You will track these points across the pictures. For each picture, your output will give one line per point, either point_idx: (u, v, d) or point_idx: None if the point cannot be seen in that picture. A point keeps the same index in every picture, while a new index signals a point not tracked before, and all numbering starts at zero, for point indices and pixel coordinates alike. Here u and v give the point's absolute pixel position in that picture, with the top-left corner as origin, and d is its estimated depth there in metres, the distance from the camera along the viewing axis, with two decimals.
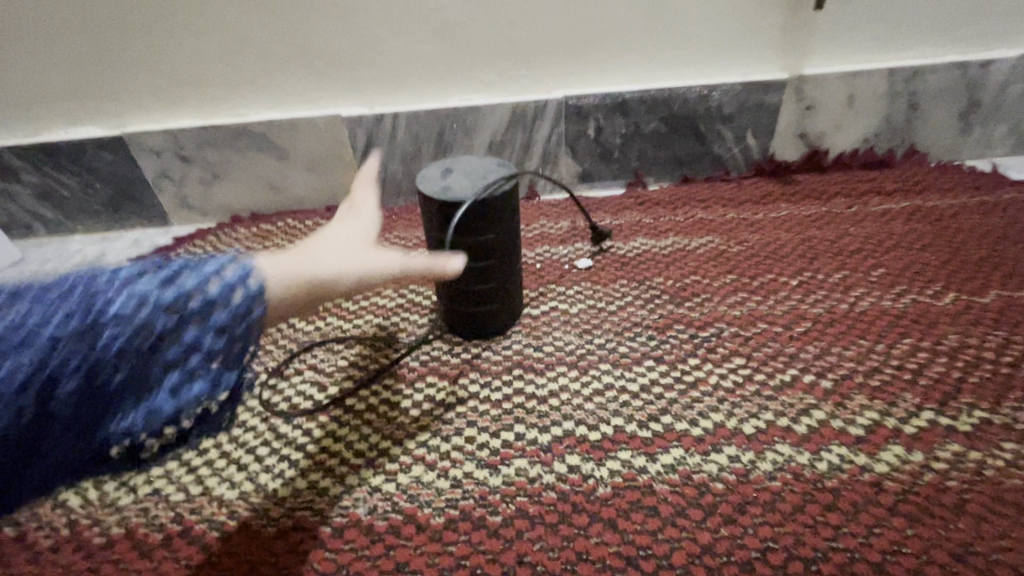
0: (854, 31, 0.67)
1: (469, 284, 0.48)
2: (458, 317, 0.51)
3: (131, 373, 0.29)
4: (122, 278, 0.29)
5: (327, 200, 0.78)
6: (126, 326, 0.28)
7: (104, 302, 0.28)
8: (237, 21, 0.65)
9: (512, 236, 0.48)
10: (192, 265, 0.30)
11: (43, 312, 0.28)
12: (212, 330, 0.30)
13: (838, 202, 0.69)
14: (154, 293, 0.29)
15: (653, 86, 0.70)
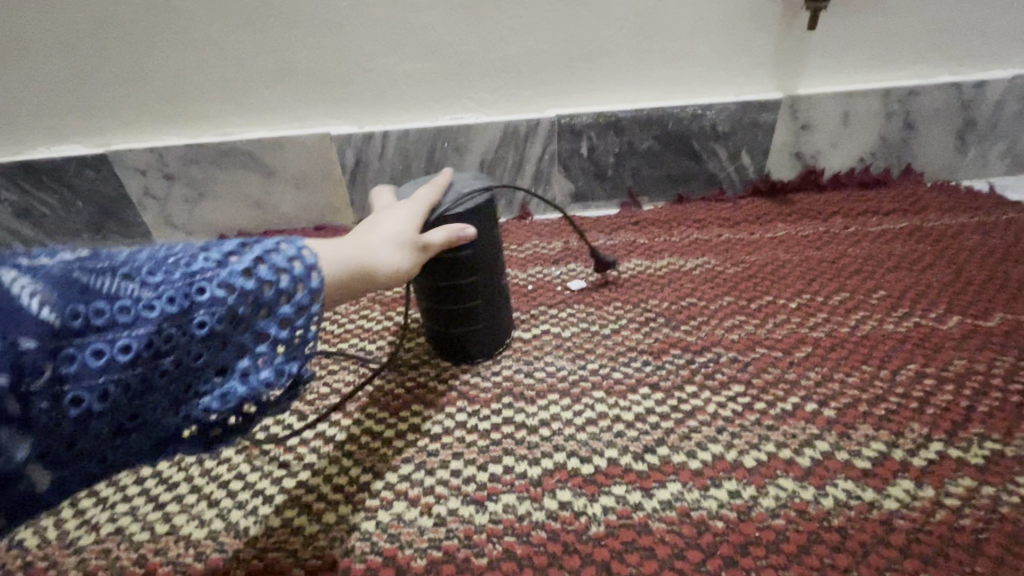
0: (846, 50, 0.67)
1: (450, 304, 0.47)
2: (443, 340, 0.49)
3: (217, 354, 0.28)
4: (212, 257, 0.29)
5: (316, 219, 0.77)
6: (218, 307, 0.27)
7: (200, 280, 0.27)
8: (225, 38, 0.64)
9: (493, 251, 0.46)
10: (278, 248, 0.30)
11: (143, 285, 0.26)
12: (289, 318, 0.30)
13: (836, 222, 0.68)
14: (245, 273, 0.29)
15: (647, 105, 0.70)
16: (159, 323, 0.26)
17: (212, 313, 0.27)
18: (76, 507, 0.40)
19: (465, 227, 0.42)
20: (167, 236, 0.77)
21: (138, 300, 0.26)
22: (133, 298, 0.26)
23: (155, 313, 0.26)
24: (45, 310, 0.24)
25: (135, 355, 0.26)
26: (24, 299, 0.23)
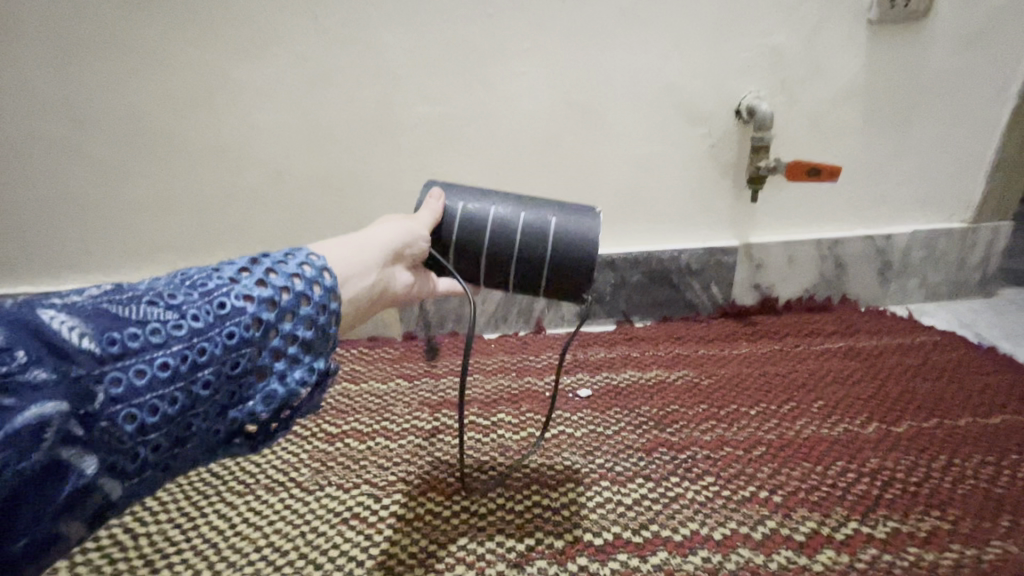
0: (786, 212, 0.88)
1: (510, 258, 0.61)
2: (560, 279, 0.61)
3: (249, 355, 0.40)
4: (223, 278, 0.41)
5: (369, 331, 0.94)
6: (245, 313, 0.39)
7: (220, 297, 0.39)
8: (318, 201, 0.83)
9: (479, 196, 0.63)
10: (281, 265, 0.43)
11: (169, 310, 0.37)
12: (307, 315, 0.43)
13: (788, 341, 0.86)
14: (261, 286, 0.41)
15: (634, 249, 0.89)
16: (197, 337, 0.37)
17: (242, 320, 0.39)
18: (213, 567, 0.53)
19: (432, 190, 0.62)
20: None
21: (169, 322, 0.36)
22: (166, 320, 0.36)
23: (185, 331, 0.37)
24: (87, 341, 0.33)
25: (175, 368, 0.36)
26: (69, 334, 0.32)
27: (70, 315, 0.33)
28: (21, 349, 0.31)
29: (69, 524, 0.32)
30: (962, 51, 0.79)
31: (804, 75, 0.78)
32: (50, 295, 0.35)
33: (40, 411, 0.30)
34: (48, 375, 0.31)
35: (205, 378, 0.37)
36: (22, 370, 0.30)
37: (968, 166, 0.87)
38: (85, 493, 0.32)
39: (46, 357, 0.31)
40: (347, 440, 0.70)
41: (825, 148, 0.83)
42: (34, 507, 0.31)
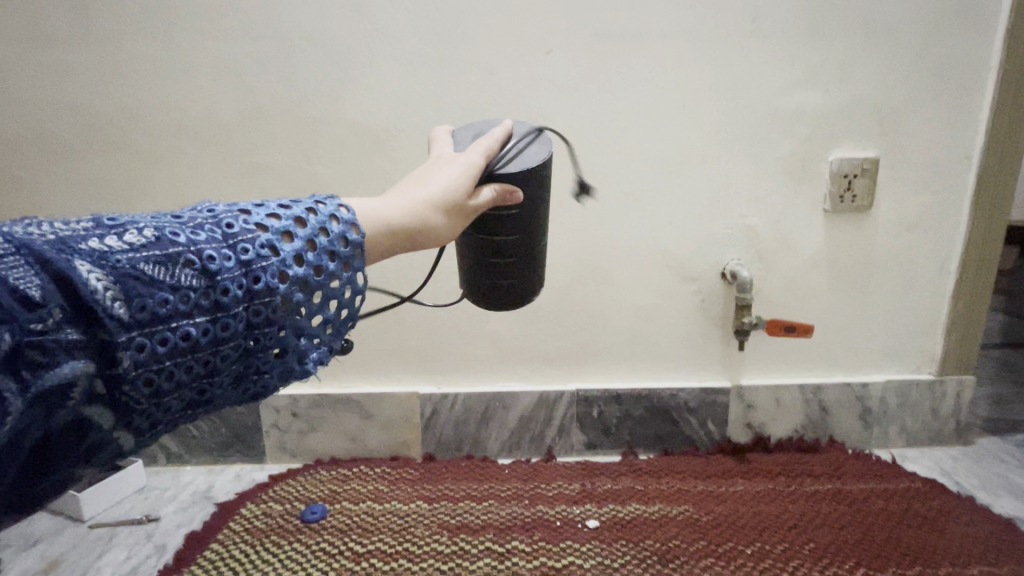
0: (771, 359, 1.00)
1: (495, 259, 0.64)
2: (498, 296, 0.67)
3: (270, 331, 0.42)
4: (263, 248, 0.42)
5: (391, 451, 1.01)
6: (275, 294, 0.41)
7: (255, 271, 0.41)
8: (364, 330, 0.97)
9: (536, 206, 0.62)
10: (317, 242, 0.45)
11: (199, 278, 0.38)
12: (330, 296, 0.45)
13: (781, 480, 0.93)
14: (294, 263, 0.43)
15: (638, 385, 1.00)
16: (221, 311, 0.39)
17: (270, 300, 0.41)
18: None
19: (512, 187, 0.57)
20: (278, 457, 1.01)
21: (198, 291, 0.38)
22: (196, 289, 0.38)
23: (211, 302, 0.38)
24: (118, 307, 0.35)
25: (196, 339, 0.38)
26: (102, 296, 0.34)
27: (107, 271, 0.35)
28: (58, 307, 0.33)
29: (83, 466, 0.37)
30: (907, 236, 0.94)
31: (775, 247, 0.94)
32: (92, 234, 0.36)
33: (66, 371, 0.33)
34: (78, 337, 0.34)
35: (224, 350, 0.39)
36: (57, 329, 0.33)
37: (929, 326, 0.99)
38: (98, 444, 0.36)
39: (79, 318, 0.34)
40: (371, 561, 0.76)
41: (798, 308, 0.97)
42: (56, 453, 0.35)
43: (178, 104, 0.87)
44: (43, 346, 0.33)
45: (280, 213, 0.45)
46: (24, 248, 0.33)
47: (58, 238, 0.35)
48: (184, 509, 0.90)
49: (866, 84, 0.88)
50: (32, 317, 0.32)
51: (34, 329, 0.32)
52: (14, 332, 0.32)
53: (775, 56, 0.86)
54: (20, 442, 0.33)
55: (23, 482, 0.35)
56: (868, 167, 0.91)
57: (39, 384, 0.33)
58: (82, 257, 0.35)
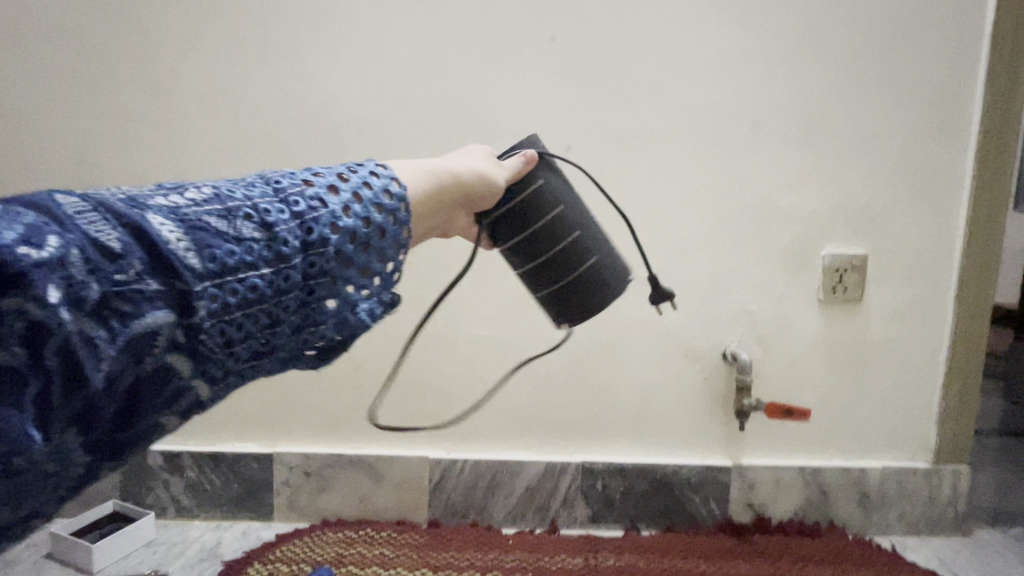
0: (771, 440, 1.03)
1: (554, 245, 0.65)
2: (578, 293, 0.67)
3: (327, 282, 0.43)
4: (313, 201, 0.43)
5: (398, 514, 1.03)
6: (330, 244, 0.42)
7: (308, 222, 0.42)
8: (380, 392, 1.02)
9: (561, 188, 0.66)
10: (364, 193, 0.46)
11: (259, 231, 0.40)
12: (380, 248, 0.45)
13: (783, 564, 0.94)
14: (344, 215, 0.44)
15: (643, 460, 1.03)
16: (282, 262, 0.40)
17: (325, 250, 0.42)
18: None
19: (529, 153, 0.63)
20: (286, 516, 1.03)
21: (259, 244, 0.39)
22: (257, 242, 0.39)
23: (273, 254, 0.40)
24: (192, 258, 0.36)
25: (262, 290, 0.39)
26: (177, 249, 0.36)
27: (177, 224, 0.37)
28: (137, 258, 0.34)
29: (167, 416, 0.37)
30: (897, 327, 1.00)
31: (773, 332, 1.00)
32: (157, 193, 0.38)
33: (150, 320, 0.34)
34: (158, 288, 0.35)
35: (286, 302, 0.41)
36: (138, 280, 0.34)
37: (923, 415, 1.03)
38: (179, 393, 0.37)
39: (157, 270, 0.35)
40: None
41: (796, 392, 1.02)
42: (144, 401, 0.36)
43: (231, 178, 0.97)
44: (127, 295, 0.34)
45: (323, 172, 0.46)
46: (101, 205, 0.35)
47: (129, 197, 0.36)
48: (190, 567, 0.91)
49: (854, 188, 0.97)
50: (115, 268, 0.33)
51: (118, 279, 0.33)
52: (101, 282, 0.33)
53: (770, 161, 0.96)
54: (114, 388, 0.34)
55: (114, 431, 0.35)
56: (858, 262, 0.98)
57: (126, 332, 0.33)
58: (154, 212, 0.36)
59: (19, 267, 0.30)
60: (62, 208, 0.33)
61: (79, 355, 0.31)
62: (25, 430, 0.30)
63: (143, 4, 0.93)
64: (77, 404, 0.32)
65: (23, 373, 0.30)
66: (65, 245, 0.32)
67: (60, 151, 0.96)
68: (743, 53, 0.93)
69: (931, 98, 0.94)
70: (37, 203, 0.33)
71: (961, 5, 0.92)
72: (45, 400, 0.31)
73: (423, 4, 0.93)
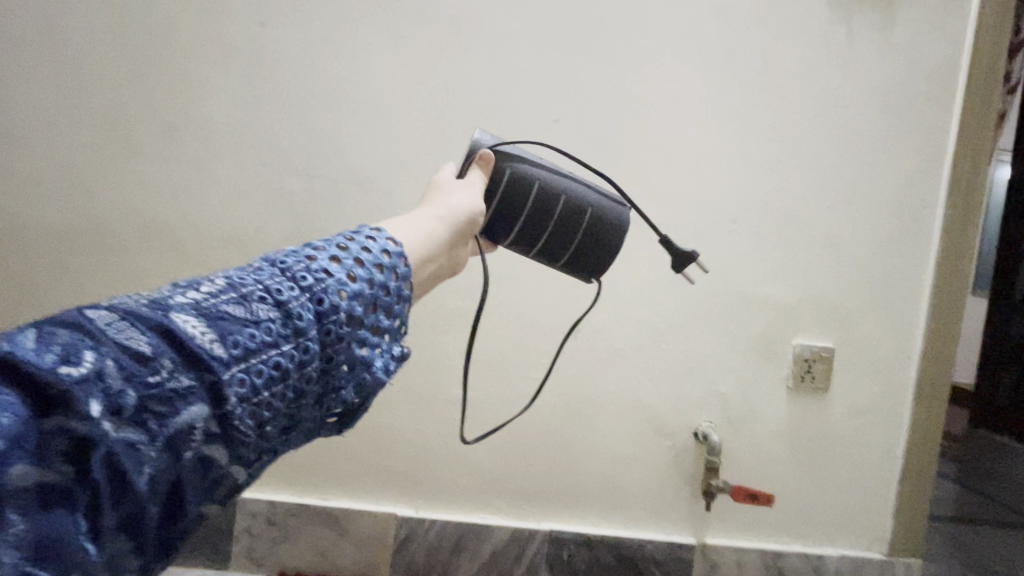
0: (735, 521, 1.05)
1: (547, 223, 0.69)
2: (592, 242, 0.70)
3: (342, 347, 0.43)
4: (319, 271, 0.43)
5: (359, 571, 1.02)
6: (341, 311, 0.43)
7: (319, 292, 0.42)
8: (353, 443, 1.02)
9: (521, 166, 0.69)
10: (365, 257, 0.46)
11: (274, 310, 0.40)
12: (387, 304, 0.47)
13: None
14: (349, 280, 0.44)
15: (609, 532, 1.04)
16: (300, 336, 0.40)
17: (338, 317, 0.42)
18: None
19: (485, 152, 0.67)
20: (244, 565, 1.02)
21: (276, 321, 0.40)
22: (274, 320, 0.39)
23: (290, 330, 0.40)
24: (218, 349, 0.36)
25: (285, 367, 0.39)
26: (205, 343, 0.36)
27: (198, 318, 0.36)
28: (167, 358, 0.34)
29: (209, 506, 0.36)
30: (857, 419, 1.05)
31: (743, 415, 1.04)
32: (173, 292, 0.38)
33: (187, 416, 0.34)
34: (189, 383, 0.35)
35: (308, 373, 0.41)
36: (170, 378, 0.34)
37: (879, 506, 1.07)
38: (218, 480, 0.36)
39: (187, 364, 0.35)
40: None
41: (760, 475, 1.05)
42: (188, 495, 0.34)
43: (231, 224, 1.00)
44: (163, 396, 0.33)
45: (324, 244, 0.47)
46: (128, 312, 0.35)
47: (151, 300, 0.36)
48: None
49: (825, 285, 1.03)
50: (148, 371, 0.33)
51: (151, 382, 0.33)
52: (136, 387, 0.32)
53: (749, 253, 1.02)
54: (158, 490, 0.33)
55: (164, 532, 0.34)
56: (825, 354, 1.03)
57: (164, 432, 0.33)
58: (177, 310, 0.36)
59: (57, 387, 0.29)
60: (92, 322, 0.33)
61: (123, 462, 0.31)
62: (79, 543, 0.29)
63: (166, 51, 0.97)
64: (127, 509, 0.31)
65: (69, 491, 0.29)
66: (100, 357, 0.32)
67: (68, 187, 1.00)
68: (731, 152, 1.00)
69: (898, 210, 1.02)
70: (67, 322, 0.33)
71: (929, 129, 1.00)
72: (95, 513, 0.30)
73: (436, 74, 0.97)
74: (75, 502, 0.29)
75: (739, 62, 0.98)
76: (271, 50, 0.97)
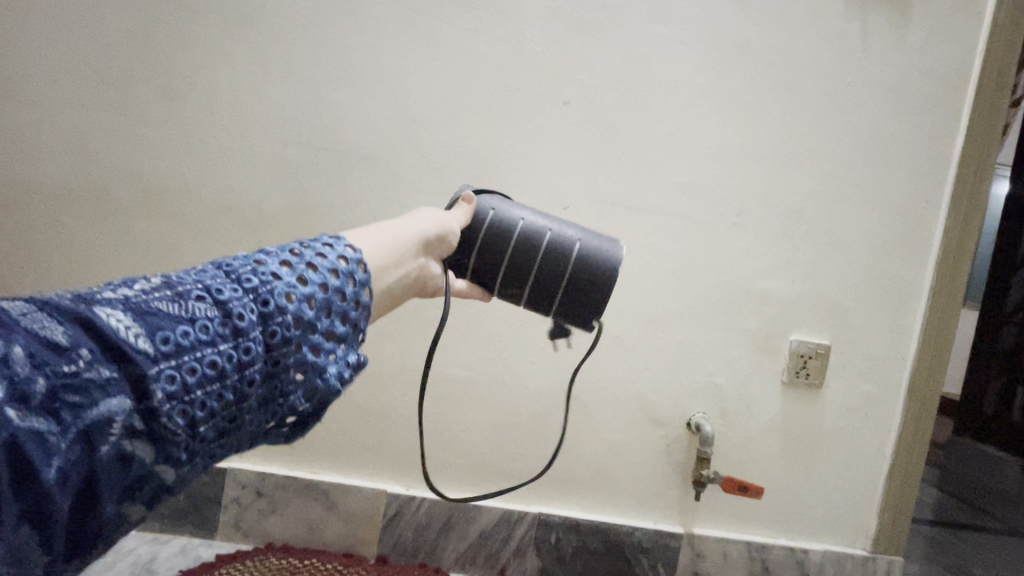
0: (723, 512, 1.06)
1: (532, 264, 0.65)
2: (579, 292, 0.65)
3: (288, 352, 0.42)
4: (268, 274, 0.43)
5: (346, 547, 1.02)
6: (287, 313, 0.42)
7: (265, 294, 0.42)
8: (345, 419, 1.01)
9: (505, 207, 0.68)
10: (318, 262, 0.46)
11: (214, 310, 0.39)
12: (342, 310, 0.46)
13: None
14: (300, 284, 0.44)
15: (598, 518, 1.04)
16: (240, 336, 0.39)
17: (284, 319, 0.41)
18: None
19: (464, 192, 0.69)
20: (230, 536, 1.02)
21: (215, 320, 0.38)
22: (212, 319, 0.38)
23: (229, 330, 0.39)
24: (145, 343, 0.35)
25: (222, 366, 0.38)
26: (128, 336, 0.34)
27: (126, 312, 0.35)
28: (86, 348, 0.33)
29: (130, 508, 0.35)
30: (849, 417, 1.06)
31: (736, 408, 1.04)
32: (105, 289, 0.37)
33: (105, 409, 0.32)
34: (110, 375, 0.33)
35: (250, 375, 0.39)
36: (88, 369, 0.32)
37: (865, 504, 1.08)
38: (141, 480, 0.35)
39: (109, 357, 0.34)
40: None
41: (751, 469, 1.06)
42: (103, 494, 0.33)
43: (232, 191, 0.99)
44: (79, 386, 0.32)
45: (275, 249, 0.46)
46: (48, 304, 0.34)
47: (76, 293, 0.35)
48: None
49: (825, 283, 1.03)
50: (63, 360, 0.32)
51: (66, 371, 0.32)
52: (48, 376, 0.31)
53: (751, 247, 1.01)
54: (68, 483, 0.31)
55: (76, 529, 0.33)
56: (822, 351, 1.04)
57: (77, 423, 0.32)
58: (103, 304, 0.35)
59: None
60: (7, 313, 0.32)
61: (28, 453, 0.29)
62: None
63: (171, 10, 0.95)
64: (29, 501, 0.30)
65: None
66: (11, 346, 0.31)
67: (65, 145, 0.98)
68: (739, 146, 0.99)
69: (901, 211, 1.02)
70: None
71: (938, 131, 1.00)
72: None
73: (448, 48, 0.96)
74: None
75: (751, 53, 0.97)
76: (280, 15, 0.95)
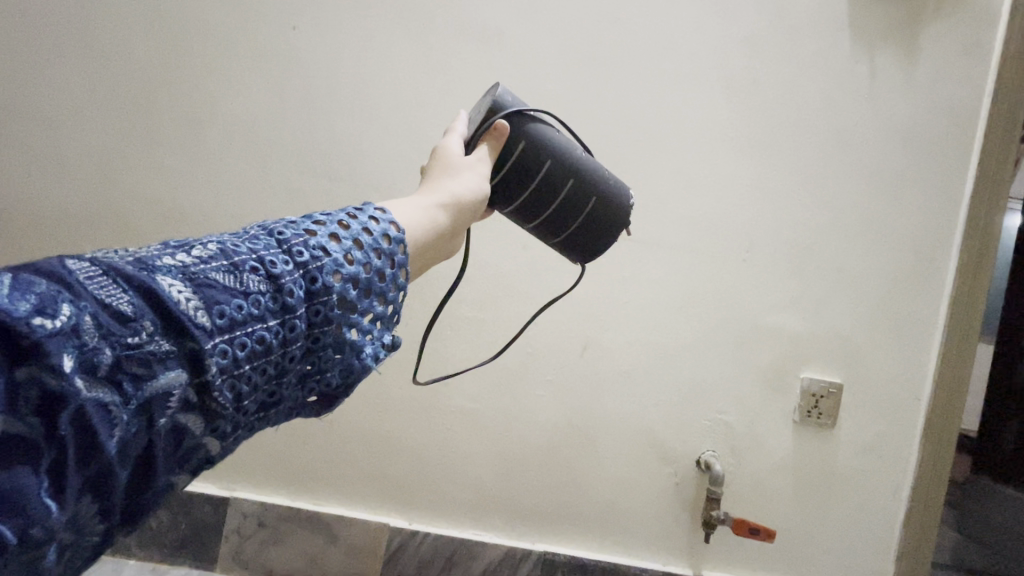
0: (733, 555, 1.03)
1: (557, 197, 0.64)
2: (596, 231, 0.66)
3: (329, 331, 0.41)
4: (316, 249, 0.42)
5: None
6: (333, 293, 0.41)
7: (313, 270, 0.41)
8: (349, 450, 1.01)
9: (540, 135, 0.63)
10: (364, 239, 0.45)
11: (266, 284, 0.38)
12: (382, 290, 0.45)
13: None
14: (347, 262, 0.43)
15: (604, 558, 1.02)
16: (288, 313, 0.39)
17: (329, 299, 0.41)
18: None
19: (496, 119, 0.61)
20: (230, 568, 1.00)
21: (266, 295, 0.38)
22: (263, 294, 0.38)
23: (278, 306, 0.39)
24: (202, 317, 0.35)
25: (269, 342, 0.38)
26: (188, 310, 0.34)
27: (185, 283, 0.35)
28: (148, 320, 0.33)
29: (178, 475, 0.36)
30: (863, 458, 1.03)
31: (746, 446, 1.02)
32: (164, 252, 0.36)
33: (163, 382, 0.33)
34: (168, 349, 0.33)
35: (292, 352, 0.39)
36: (150, 342, 0.33)
37: (882, 550, 1.04)
38: (189, 450, 0.35)
39: (169, 330, 0.34)
40: None
41: (761, 511, 1.03)
42: (158, 463, 0.34)
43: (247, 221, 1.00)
44: (140, 358, 0.32)
45: (321, 217, 0.45)
46: (111, 268, 0.33)
47: (137, 257, 0.35)
48: None
49: (836, 320, 1.02)
50: (127, 331, 0.32)
51: (130, 343, 0.32)
52: (113, 346, 0.31)
53: (760, 282, 1.01)
54: (128, 453, 0.32)
55: (131, 496, 0.33)
56: (834, 390, 1.02)
57: (139, 396, 0.32)
58: (163, 272, 0.35)
59: (32, 338, 0.28)
60: (71, 273, 0.32)
61: (94, 424, 0.30)
62: (40, 499, 0.28)
63: (195, 46, 0.98)
64: (93, 471, 0.30)
65: (36, 445, 0.28)
66: (78, 313, 0.31)
67: (88, 174, 1.01)
68: (748, 181, 1.00)
69: (913, 248, 1.01)
70: (50, 272, 0.31)
71: (948, 169, 1.00)
72: (59, 471, 0.29)
73: (461, 83, 0.98)
74: (45, 452, 0.29)
75: (760, 90, 0.99)
76: (299, 50, 0.98)
